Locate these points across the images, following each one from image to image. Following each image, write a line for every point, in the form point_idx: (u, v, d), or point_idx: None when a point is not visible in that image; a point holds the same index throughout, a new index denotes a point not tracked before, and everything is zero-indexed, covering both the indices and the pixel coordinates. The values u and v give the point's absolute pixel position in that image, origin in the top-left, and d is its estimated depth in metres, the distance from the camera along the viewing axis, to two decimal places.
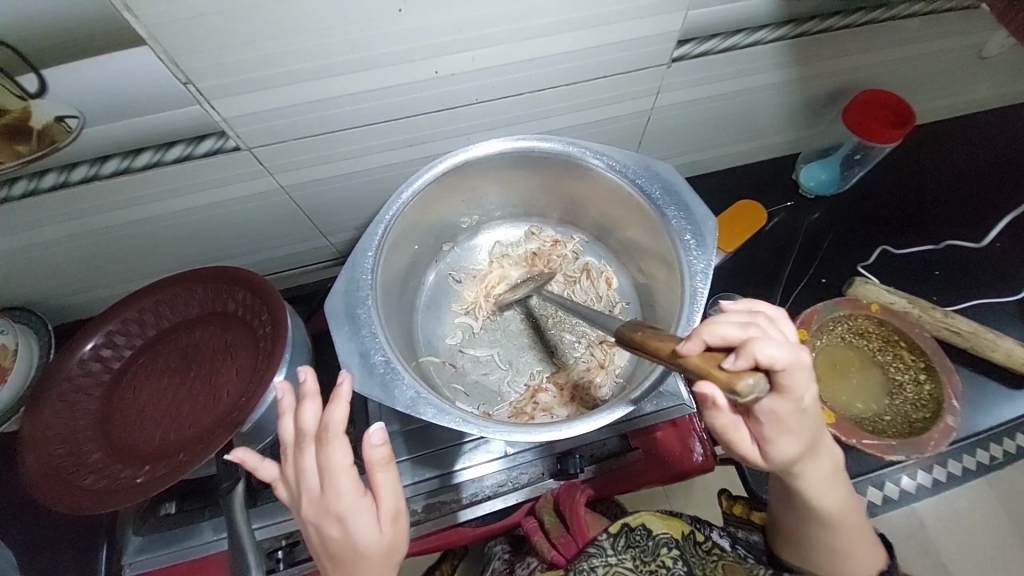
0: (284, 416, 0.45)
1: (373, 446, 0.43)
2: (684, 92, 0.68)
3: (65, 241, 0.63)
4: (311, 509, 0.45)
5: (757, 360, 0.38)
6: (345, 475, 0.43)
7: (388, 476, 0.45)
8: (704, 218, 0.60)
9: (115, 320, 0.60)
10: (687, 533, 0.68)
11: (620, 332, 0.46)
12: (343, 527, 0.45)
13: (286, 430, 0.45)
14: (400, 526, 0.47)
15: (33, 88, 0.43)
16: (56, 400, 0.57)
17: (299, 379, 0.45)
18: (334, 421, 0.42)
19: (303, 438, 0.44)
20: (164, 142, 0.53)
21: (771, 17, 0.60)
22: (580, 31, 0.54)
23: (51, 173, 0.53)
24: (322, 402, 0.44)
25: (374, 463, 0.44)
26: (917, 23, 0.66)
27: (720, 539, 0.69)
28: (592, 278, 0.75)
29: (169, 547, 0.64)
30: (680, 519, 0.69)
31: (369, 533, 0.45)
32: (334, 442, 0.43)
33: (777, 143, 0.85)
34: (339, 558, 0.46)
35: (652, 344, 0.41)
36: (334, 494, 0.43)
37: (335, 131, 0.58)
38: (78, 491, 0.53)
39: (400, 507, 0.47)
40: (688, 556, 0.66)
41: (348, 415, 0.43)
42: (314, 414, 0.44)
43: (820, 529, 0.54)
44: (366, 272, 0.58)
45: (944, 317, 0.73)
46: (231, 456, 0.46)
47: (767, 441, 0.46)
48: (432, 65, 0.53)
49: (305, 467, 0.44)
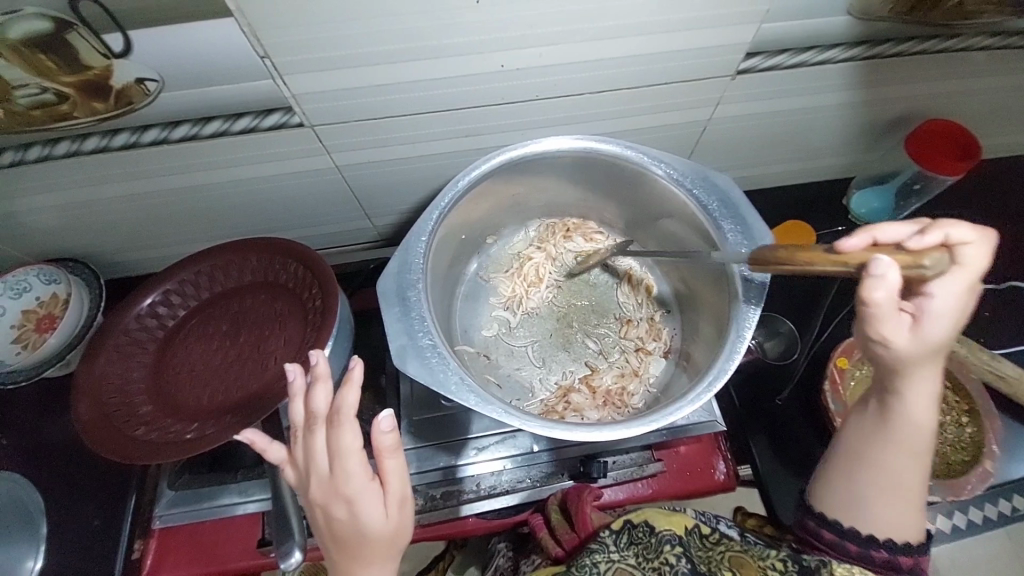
0: (296, 398, 0.47)
1: (383, 432, 0.44)
2: (745, 105, 0.67)
3: (124, 198, 0.65)
4: (319, 492, 0.45)
5: (940, 238, 0.41)
6: (355, 458, 0.44)
7: (396, 462, 0.46)
8: (761, 235, 0.59)
9: (172, 280, 0.62)
10: (692, 528, 0.63)
11: (761, 255, 0.48)
12: (350, 510, 0.45)
13: (297, 412, 0.46)
14: (405, 512, 0.48)
15: (118, 47, 0.44)
16: (113, 350, 0.59)
17: (311, 362, 0.46)
18: (346, 405, 0.43)
19: (313, 420, 0.45)
20: (233, 113, 0.54)
21: (845, 38, 0.58)
22: (649, 36, 0.53)
23: (124, 133, 0.55)
24: (333, 385, 0.45)
25: (383, 447, 0.45)
26: (997, 54, 0.64)
27: (726, 530, 0.64)
28: (632, 284, 0.75)
29: (200, 504, 0.67)
30: (682, 514, 0.64)
31: (376, 518, 0.46)
32: (345, 426, 0.44)
33: (831, 164, 0.84)
34: (344, 541, 0.47)
35: (804, 255, 0.43)
36: (344, 476, 0.44)
37: (395, 116, 0.59)
38: (127, 440, 0.55)
39: (406, 494, 0.48)
40: (692, 552, 0.61)
41: (358, 399, 0.44)
42: (326, 397, 0.45)
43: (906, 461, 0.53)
44: (418, 256, 0.59)
45: (990, 360, 0.70)
46: (242, 435, 0.48)
47: (921, 326, 0.44)
48: (499, 59, 0.53)
49: (314, 449, 0.45)
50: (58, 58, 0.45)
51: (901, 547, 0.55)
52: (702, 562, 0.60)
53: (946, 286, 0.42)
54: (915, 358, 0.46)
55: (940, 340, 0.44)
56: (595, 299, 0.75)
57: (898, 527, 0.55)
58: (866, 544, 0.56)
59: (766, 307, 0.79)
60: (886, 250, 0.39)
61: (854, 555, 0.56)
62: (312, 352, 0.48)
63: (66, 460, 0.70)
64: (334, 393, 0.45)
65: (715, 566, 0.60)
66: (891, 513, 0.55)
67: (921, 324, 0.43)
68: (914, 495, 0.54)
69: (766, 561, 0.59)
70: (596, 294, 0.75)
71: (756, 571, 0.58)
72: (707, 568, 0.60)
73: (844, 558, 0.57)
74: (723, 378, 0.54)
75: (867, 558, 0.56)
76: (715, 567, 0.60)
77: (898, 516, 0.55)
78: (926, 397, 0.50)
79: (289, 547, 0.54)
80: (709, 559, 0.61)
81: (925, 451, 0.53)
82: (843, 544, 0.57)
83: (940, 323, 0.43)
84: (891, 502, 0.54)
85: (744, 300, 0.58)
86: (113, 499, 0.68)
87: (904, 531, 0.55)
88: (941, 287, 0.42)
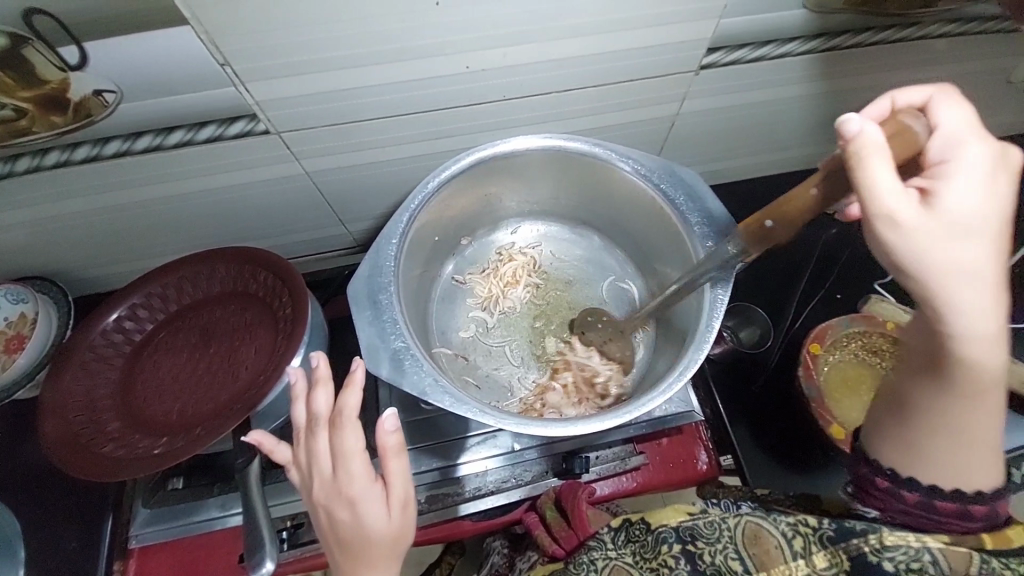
0: (298, 400, 0.46)
1: (387, 432, 0.45)
2: (711, 99, 0.68)
3: (91, 213, 0.64)
4: (322, 492, 0.45)
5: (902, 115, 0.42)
6: (358, 458, 0.44)
7: (399, 463, 0.46)
8: (724, 228, 0.60)
9: (139, 293, 0.61)
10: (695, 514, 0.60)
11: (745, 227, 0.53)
12: (353, 513, 0.44)
13: (300, 414, 0.46)
14: (408, 515, 0.47)
15: (73, 59, 0.44)
16: (78, 367, 0.58)
17: (311, 365, 0.46)
18: (348, 406, 0.44)
19: (314, 423, 0.45)
20: (198, 122, 0.54)
21: (802, 30, 0.59)
22: (610, 33, 0.54)
23: (85, 145, 0.54)
24: (334, 388, 0.45)
25: (387, 448, 0.45)
26: (946, 43, 0.66)
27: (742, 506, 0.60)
28: (575, 355, 0.71)
29: (173, 522, 0.66)
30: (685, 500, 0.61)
31: (379, 521, 0.45)
32: (346, 427, 0.44)
33: (800, 155, 0.85)
34: (348, 544, 0.45)
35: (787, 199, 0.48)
36: (347, 477, 0.44)
37: (362, 121, 0.59)
38: (97, 458, 0.54)
39: (409, 496, 0.47)
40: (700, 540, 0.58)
41: (361, 400, 0.44)
42: (327, 400, 0.45)
43: (948, 394, 0.45)
44: (389, 260, 0.59)
45: None
46: (247, 438, 0.48)
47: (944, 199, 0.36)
48: (464, 60, 0.54)
49: (317, 452, 0.45)
50: (13, 72, 0.44)
51: (971, 496, 0.48)
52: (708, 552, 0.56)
53: (960, 153, 0.38)
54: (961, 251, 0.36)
55: (977, 220, 0.36)
56: (571, 299, 0.76)
57: (966, 473, 0.48)
58: (928, 493, 0.49)
59: (740, 296, 0.80)
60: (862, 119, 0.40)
61: (916, 506, 0.50)
62: (312, 354, 0.48)
63: (39, 483, 0.68)
64: (335, 396, 0.45)
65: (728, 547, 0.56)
66: (950, 458, 0.48)
67: (938, 195, 0.36)
68: (975, 436, 0.47)
69: (790, 528, 0.55)
70: (571, 292, 0.76)
71: (776, 542, 0.55)
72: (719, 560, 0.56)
73: (903, 512, 0.51)
74: (688, 376, 0.55)
75: (932, 509, 0.49)
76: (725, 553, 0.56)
77: (961, 459, 0.48)
78: (984, 307, 0.39)
79: (260, 559, 0.53)
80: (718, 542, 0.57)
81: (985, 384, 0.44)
82: (902, 494, 0.51)
83: (961, 188, 0.36)
84: (952, 441, 0.47)
85: (707, 312, 0.59)
86: (92, 520, 0.67)
87: (976, 460, 0.47)
88: (950, 149, 0.38)
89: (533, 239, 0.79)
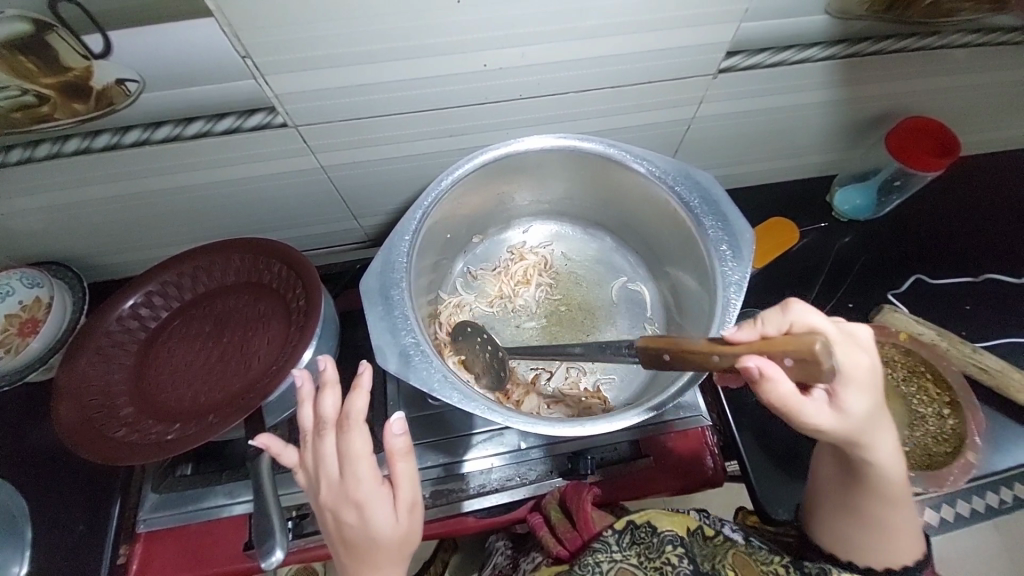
0: (302, 405, 0.46)
1: (394, 435, 0.45)
2: (729, 104, 0.68)
3: (107, 200, 0.65)
4: (329, 495, 0.45)
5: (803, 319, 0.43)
6: (365, 462, 0.44)
7: (407, 466, 0.46)
8: (741, 229, 0.60)
9: (154, 281, 0.62)
10: (693, 529, 0.66)
11: (646, 347, 0.46)
12: (360, 515, 0.45)
13: (306, 417, 0.46)
14: (415, 518, 0.47)
15: (98, 48, 0.44)
16: (93, 352, 0.59)
17: (319, 367, 0.47)
18: (356, 410, 0.44)
19: (323, 426, 0.45)
20: (216, 114, 0.54)
21: (824, 36, 0.59)
22: (626, 35, 0.54)
23: (105, 134, 0.54)
24: (341, 390, 0.46)
25: (394, 451, 0.45)
26: (968, 53, 0.65)
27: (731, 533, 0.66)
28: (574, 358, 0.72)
29: (181, 508, 0.66)
30: (685, 515, 0.67)
31: (386, 524, 0.45)
32: (355, 429, 0.44)
33: (815, 162, 0.85)
34: (354, 546, 0.46)
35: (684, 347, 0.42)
36: (354, 480, 0.44)
37: (378, 116, 0.59)
38: (112, 443, 0.54)
39: (416, 498, 0.47)
40: (695, 552, 0.63)
41: (368, 404, 0.45)
42: (334, 402, 0.45)
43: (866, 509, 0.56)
44: (401, 255, 0.59)
45: (972, 352, 0.73)
46: (257, 440, 0.48)
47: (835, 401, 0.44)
48: (482, 59, 0.54)
49: (324, 454, 0.45)
50: (38, 59, 0.45)
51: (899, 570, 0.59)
52: (705, 560, 0.63)
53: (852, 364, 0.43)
54: (852, 430, 0.46)
55: (865, 411, 0.45)
56: (583, 298, 0.76)
57: (891, 555, 0.59)
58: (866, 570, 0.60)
59: (750, 301, 0.80)
60: (780, 346, 0.38)
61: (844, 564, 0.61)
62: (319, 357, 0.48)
63: (50, 465, 0.69)
64: (343, 399, 0.45)
65: (717, 565, 0.62)
66: (875, 547, 0.59)
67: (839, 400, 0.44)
68: (891, 529, 0.57)
69: (770, 566, 0.61)
70: (581, 292, 0.76)
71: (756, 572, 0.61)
72: (709, 568, 0.62)
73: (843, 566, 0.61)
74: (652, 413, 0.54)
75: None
76: (715, 565, 0.62)
77: (879, 543, 0.58)
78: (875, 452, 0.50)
79: (271, 546, 0.54)
80: (712, 556, 0.63)
81: (893, 497, 0.55)
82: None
83: (856, 396, 0.45)
84: (874, 536, 0.58)
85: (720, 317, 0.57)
86: (98, 504, 0.67)
87: (894, 544, 0.58)
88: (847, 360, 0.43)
89: (542, 240, 0.79)
